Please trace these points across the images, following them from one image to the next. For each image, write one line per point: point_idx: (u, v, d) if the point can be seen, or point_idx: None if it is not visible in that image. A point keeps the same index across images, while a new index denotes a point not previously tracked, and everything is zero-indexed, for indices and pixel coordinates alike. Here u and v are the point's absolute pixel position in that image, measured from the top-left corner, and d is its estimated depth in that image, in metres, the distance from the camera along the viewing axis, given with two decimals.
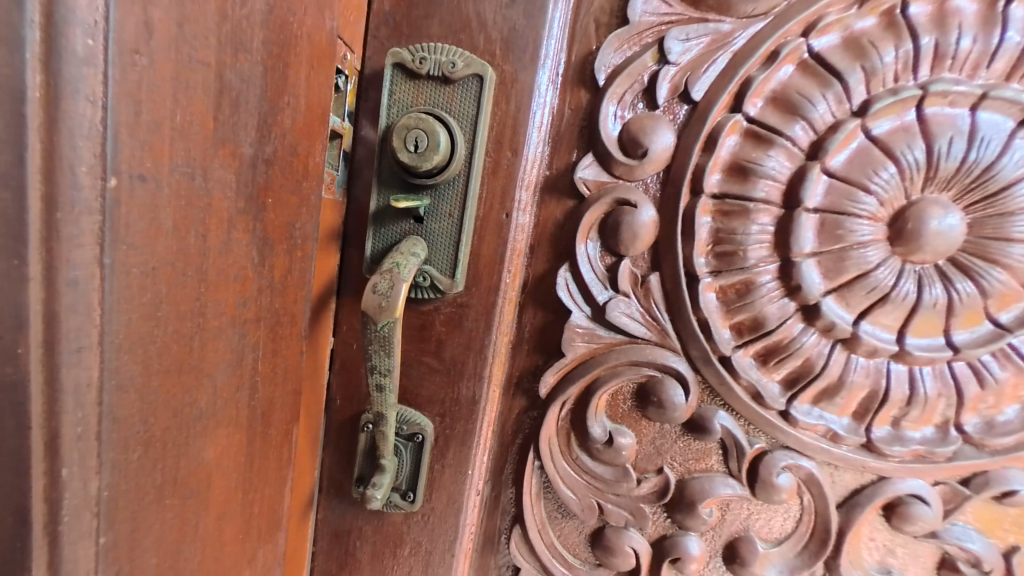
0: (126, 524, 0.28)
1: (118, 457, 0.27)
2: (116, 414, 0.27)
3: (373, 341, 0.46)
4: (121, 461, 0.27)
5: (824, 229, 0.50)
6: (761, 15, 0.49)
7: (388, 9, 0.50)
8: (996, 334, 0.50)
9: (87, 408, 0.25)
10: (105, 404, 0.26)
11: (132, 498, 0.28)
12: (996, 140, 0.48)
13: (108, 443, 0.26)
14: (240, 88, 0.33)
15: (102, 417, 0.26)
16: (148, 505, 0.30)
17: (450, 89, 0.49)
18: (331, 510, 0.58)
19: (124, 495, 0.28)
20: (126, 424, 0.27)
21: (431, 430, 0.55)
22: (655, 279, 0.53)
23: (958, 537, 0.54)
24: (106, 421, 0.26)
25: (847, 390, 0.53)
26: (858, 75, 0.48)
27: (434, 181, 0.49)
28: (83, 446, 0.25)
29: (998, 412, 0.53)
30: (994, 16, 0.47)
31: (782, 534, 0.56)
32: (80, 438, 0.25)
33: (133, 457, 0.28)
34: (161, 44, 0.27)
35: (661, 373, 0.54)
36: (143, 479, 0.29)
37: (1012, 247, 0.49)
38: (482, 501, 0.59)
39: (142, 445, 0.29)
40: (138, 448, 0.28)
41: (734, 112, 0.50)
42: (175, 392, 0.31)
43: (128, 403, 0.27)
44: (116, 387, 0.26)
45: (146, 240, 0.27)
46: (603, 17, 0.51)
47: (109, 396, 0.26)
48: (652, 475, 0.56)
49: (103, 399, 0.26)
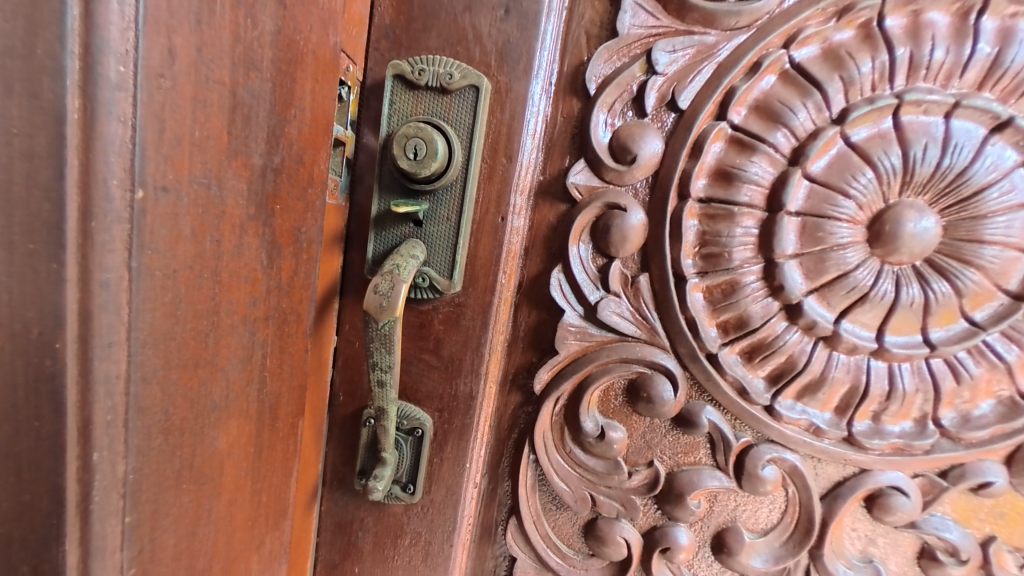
0: (148, 505, 0.31)
1: (142, 444, 0.30)
2: (141, 404, 0.29)
3: (374, 339, 0.49)
4: (144, 447, 0.30)
5: (805, 231, 0.52)
6: (744, 27, 0.51)
7: (388, 23, 0.53)
8: (970, 332, 0.53)
9: (116, 397, 0.28)
10: (131, 395, 0.29)
11: (153, 482, 0.31)
12: (968, 146, 0.50)
13: (133, 430, 0.29)
14: (251, 103, 0.35)
15: (129, 406, 0.29)
16: (168, 488, 0.32)
17: (448, 99, 0.51)
18: (334, 501, 0.60)
19: (147, 478, 0.31)
20: (149, 413, 0.30)
21: (431, 425, 0.57)
22: (644, 280, 0.55)
23: (935, 526, 0.56)
24: (132, 410, 0.29)
25: (828, 385, 0.55)
26: (836, 84, 0.50)
27: (432, 187, 0.52)
28: (112, 432, 0.28)
29: (974, 406, 0.55)
30: (966, 28, 0.49)
31: (768, 525, 0.58)
32: (109, 425, 0.28)
33: (154, 445, 0.31)
34: (183, 68, 0.29)
35: (651, 369, 0.56)
36: (162, 464, 0.32)
37: (984, 249, 0.51)
38: (479, 493, 0.61)
39: (162, 433, 0.31)
40: (159, 436, 0.31)
41: (718, 120, 0.52)
42: (193, 385, 0.33)
43: (151, 393, 0.30)
44: (141, 378, 0.29)
45: (169, 245, 0.30)
46: (593, 30, 0.53)
47: (135, 387, 0.29)
48: (642, 468, 0.58)
49: (130, 390, 0.29)
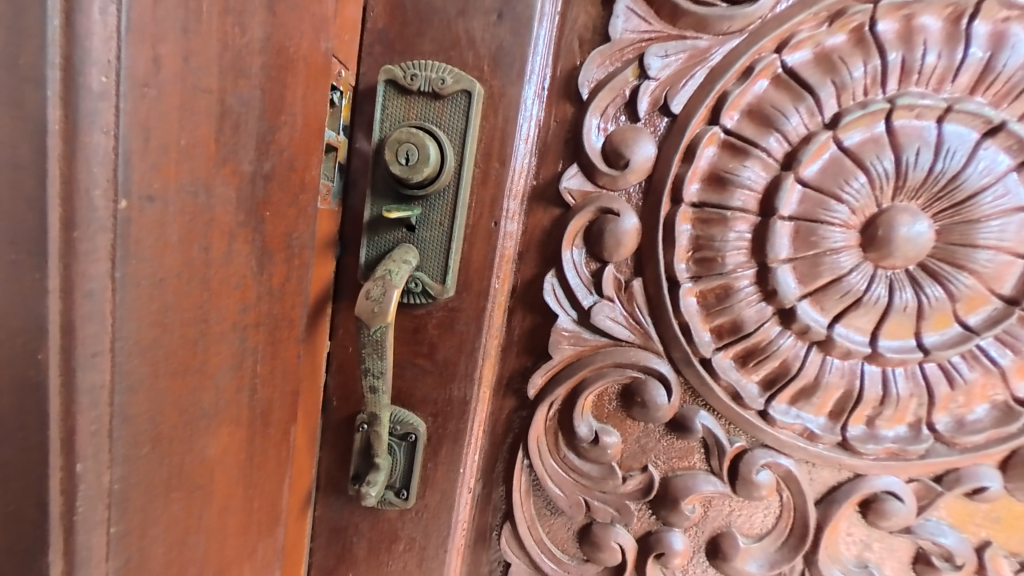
0: (137, 513, 0.31)
1: (129, 452, 0.30)
2: (127, 413, 0.29)
3: (366, 345, 0.49)
4: (131, 456, 0.30)
5: (799, 236, 0.52)
6: (737, 32, 0.51)
7: (382, 28, 0.53)
8: (964, 336, 0.52)
9: (101, 407, 0.28)
10: (117, 405, 0.29)
11: (142, 490, 0.31)
12: (961, 150, 0.50)
13: (120, 439, 0.29)
14: (241, 111, 0.35)
15: (115, 415, 0.29)
16: (157, 496, 0.32)
17: (441, 104, 0.51)
18: (329, 506, 0.60)
19: (135, 487, 0.30)
20: (137, 422, 0.30)
21: (424, 430, 0.57)
22: (638, 284, 0.55)
23: (931, 531, 0.56)
24: (117, 420, 0.29)
25: (823, 390, 0.55)
26: (829, 89, 0.50)
27: (425, 192, 0.52)
28: (97, 442, 0.28)
29: (969, 411, 0.54)
30: (958, 33, 0.49)
31: (763, 530, 0.58)
32: (95, 434, 0.28)
33: (142, 454, 0.31)
34: (169, 76, 0.29)
35: (645, 374, 0.56)
36: (150, 473, 0.32)
37: (978, 253, 0.51)
38: (474, 498, 0.61)
39: (150, 442, 0.31)
40: (147, 445, 0.31)
41: (711, 125, 0.52)
42: (184, 392, 0.33)
43: (138, 402, 0.30)
44: (126, 388, 0.29)
45: (156, 253, 0.30)
46: (586, 35, 0.53)
47: (121, 397, 0.29)
48: (637, 473, 0.58)
49: (115, 400, 0.29)
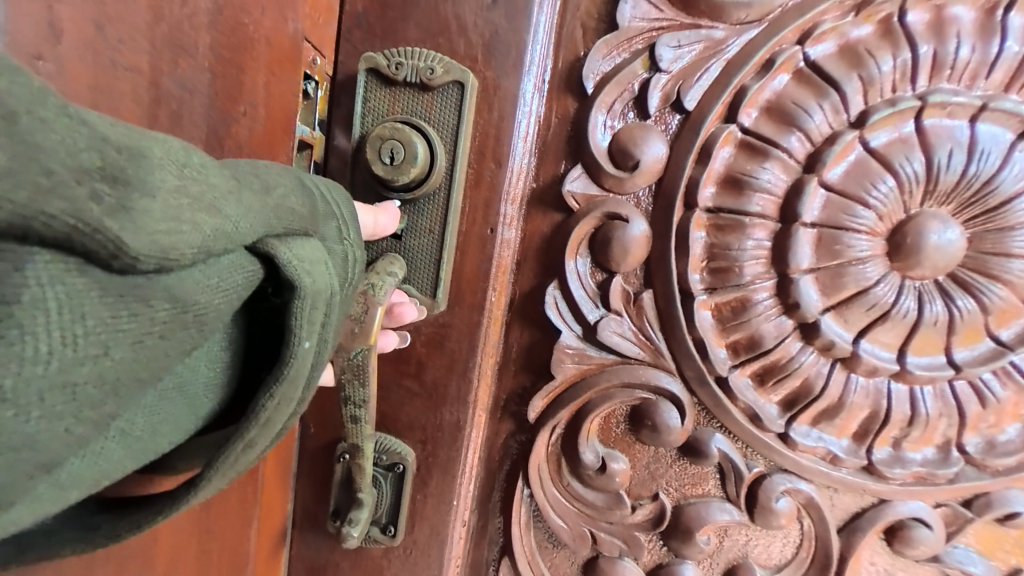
0: (306, 251, 0.30)
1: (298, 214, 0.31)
2: (291, 191, 0.31)
3: (346, 371, 0.43)
4: (299, 218, 0.31)
5: (822, 244, 0.48)
6: (754, 21, 0.47)
7: (361, 10, 0.47)
8: (996, 351, 0.49)
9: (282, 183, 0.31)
10: (285, 185, 0.31)
11: (306, 242, 0.31)
12: (995, 152, 0.47)
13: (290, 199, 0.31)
14: (182, 97, 0.30)
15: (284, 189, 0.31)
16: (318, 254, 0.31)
17: (429, 96, 0.46)
18: (305, 544, 0.54)
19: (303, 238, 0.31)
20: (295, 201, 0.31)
21: (413, 459, 0.52)
22: (648, 297, 0.50)
23: (960, 560, 0.52)
24: (285, 188, 0.31)
25: (847, 410, 0.51)
26: (855, 83, 0.46)
27: (412, 196, 0.46)
28: (279, 187, 0.30)
29: (999, 431, 0.51)
30: (992, 25, 0.45)
31: (781, 560, 0.54)
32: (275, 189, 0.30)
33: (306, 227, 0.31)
34: (72, 47, 0.25)
35: (655, 395, 0.51)
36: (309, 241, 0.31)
37: (1012, 262, 0.47)
38: (468, 531, 0.55)
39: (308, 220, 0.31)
40: (307, 219, 0.31)
41: (727, 122, 0.47)
42: (326, 207, 0.34)
43: (296, 192, 0.32)
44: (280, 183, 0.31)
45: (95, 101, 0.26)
46: (590, 22, 0.48)
47: (285, 183, 0.31)
48: (647, 501, 0.53)
49: (283, 183, 0.31)
